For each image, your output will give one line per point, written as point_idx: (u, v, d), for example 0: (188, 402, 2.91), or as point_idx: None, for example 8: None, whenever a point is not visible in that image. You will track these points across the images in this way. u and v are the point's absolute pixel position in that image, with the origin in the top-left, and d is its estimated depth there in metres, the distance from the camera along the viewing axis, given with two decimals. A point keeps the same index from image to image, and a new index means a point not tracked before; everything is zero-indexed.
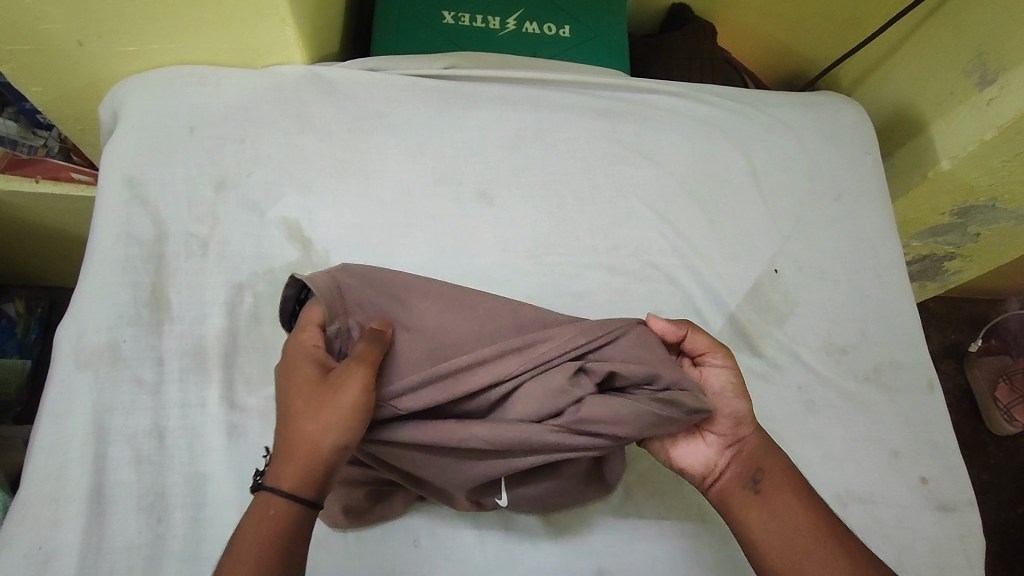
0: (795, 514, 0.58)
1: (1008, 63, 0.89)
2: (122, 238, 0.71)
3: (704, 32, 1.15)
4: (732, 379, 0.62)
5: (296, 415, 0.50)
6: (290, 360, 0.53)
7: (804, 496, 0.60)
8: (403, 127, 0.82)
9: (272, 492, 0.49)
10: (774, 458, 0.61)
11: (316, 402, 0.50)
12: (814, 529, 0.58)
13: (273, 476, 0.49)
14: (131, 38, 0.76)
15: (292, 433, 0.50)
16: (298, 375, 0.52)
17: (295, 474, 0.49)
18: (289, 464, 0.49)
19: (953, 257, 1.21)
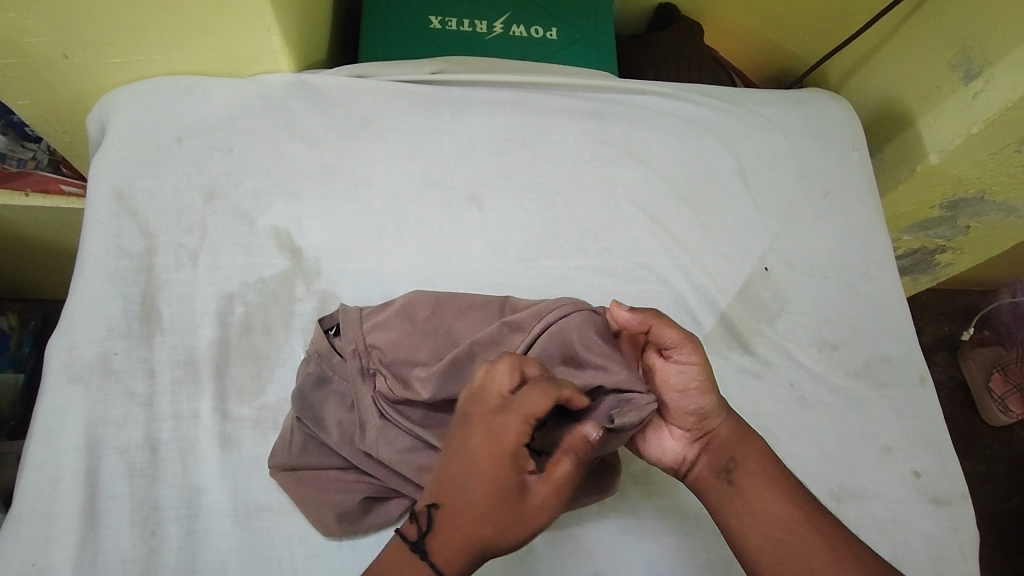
0: (775, 502, 0.58)
1: (993, 56, 0.89)
2: (111, 251, 0.71)
3: (691, 31, 1.15)
4: (699, 373, 0.59)
5: (487, 488, 0.49)
6: (503, 441, 0.49)
7: (785, 481, 0.59)
8: (392, 133, 0.82)
9: (434, 569, 0.50)
10: (751, 448, 0.61)
11: (504, 513, 0.49)
12: (799, 514, 0.57)
13: (433, 552, 0.50)
14: (117, 50, 0.76)
15: (461, 527, 0.49)
16: (479, 474, 0.49)
17: (457, 561, 0.50)
18: (454, 551, 0.50)
19: (944, 250, 1.22)
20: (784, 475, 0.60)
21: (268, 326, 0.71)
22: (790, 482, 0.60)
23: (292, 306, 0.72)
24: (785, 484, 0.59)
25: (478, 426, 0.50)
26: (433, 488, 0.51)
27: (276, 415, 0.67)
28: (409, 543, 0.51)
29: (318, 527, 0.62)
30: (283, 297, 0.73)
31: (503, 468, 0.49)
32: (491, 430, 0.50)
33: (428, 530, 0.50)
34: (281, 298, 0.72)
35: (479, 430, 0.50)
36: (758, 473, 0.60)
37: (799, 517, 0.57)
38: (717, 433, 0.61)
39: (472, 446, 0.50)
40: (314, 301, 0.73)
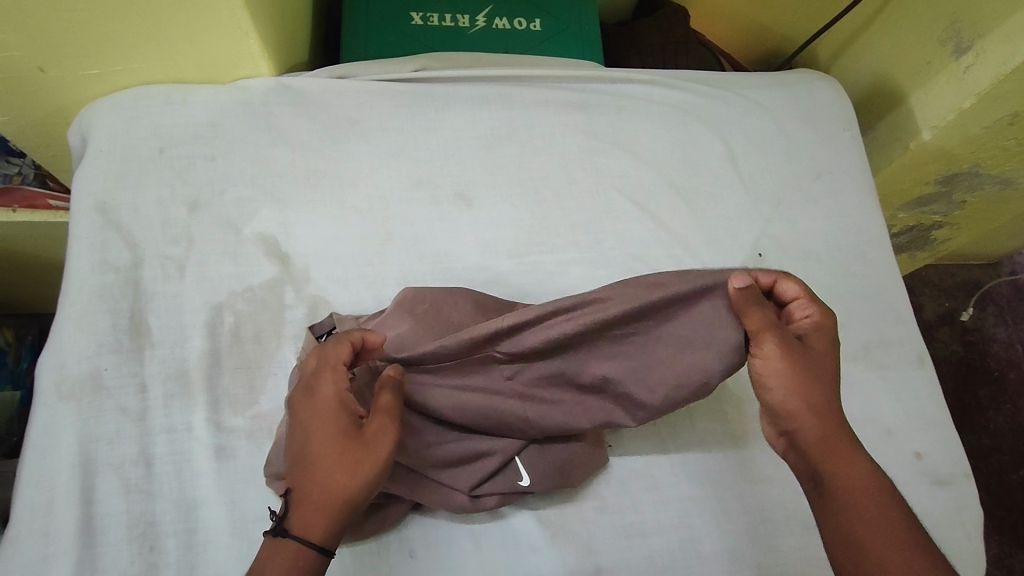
0: (865, 505, 0.52)
1: (982, 30, 0.88)
2: (97, 265, 0.70)
3: (678, 15, 1.13)
4: (782, 362, 0.57)
5: (317, 443, 0.53)
6: (318, 401, 0.55)
7: (878, 480, 0.53)
8: (376, 134, 0.81)
9: (295, 538, 0.51)
10: (846, 449, 0.55)
11: (342, 452, 0.52)
12: (884, 516, 0.52)
13: (292, 526, 0.51)
14: (93, 61, 0.75)
15: (313, 487, 0.52)
16: (312, 429, 0.54)
17: (316, 520, 0.51)
18: (311, 513, 0.51)
19: (941, 226, 1.21)
20: (875, 476, 0.53)
21: (259, 335, 0.70)
22: (874, 482, 0.53)
23: (282, 314, 0.72)
24: (874, 485, 0.53)
25: (301, 407, 0.56)
26: (289, 474, 0.54)
27: (271, 424, 0.67)
28: (269, 531, 0.51)
29: None
30: (273, 304, 0.72)
31: (333, 419, 0.54)
32: (319, 403, 0.55)
33: (287, 512, 0.52)
34: (270, 306, 0.72)
35: (303, 407, 0.56)
36: (843, 470, 0.54)
37: (881, 517, 0.52)
38: (806, 435, 0.56)
39: (310, 422, 0.55)
40: (304, 307, 0.72)
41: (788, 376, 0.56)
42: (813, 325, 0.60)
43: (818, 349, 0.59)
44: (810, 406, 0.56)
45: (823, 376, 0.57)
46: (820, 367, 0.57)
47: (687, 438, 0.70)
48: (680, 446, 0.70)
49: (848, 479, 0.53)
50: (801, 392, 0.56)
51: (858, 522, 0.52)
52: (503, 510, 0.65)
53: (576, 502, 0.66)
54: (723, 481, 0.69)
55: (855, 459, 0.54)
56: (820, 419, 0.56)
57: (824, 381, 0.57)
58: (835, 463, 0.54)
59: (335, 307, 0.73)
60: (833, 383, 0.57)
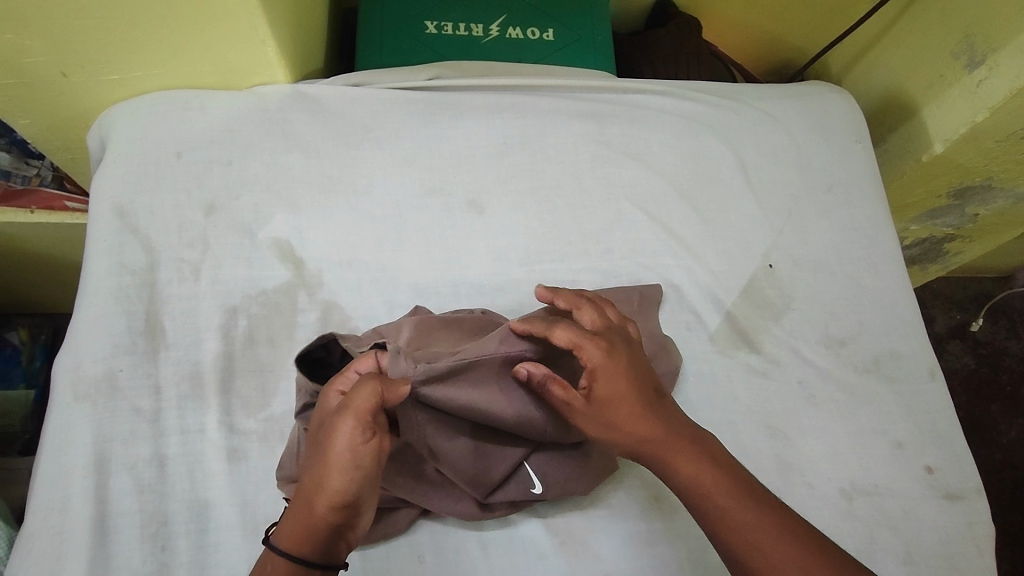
0: (719, 516, 0.55)
1: (995, 43, 0.88)
2: (115, 267, 0.71)
3: (689, 26, 1.14)
4: (595, 425, 0.58)
5: (307, 454, 0.54)
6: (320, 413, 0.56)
7: (722, 480, 0.56)
8: (390, 141, 0.82)
9: (278, 551, 0.50)
10: (685, 462, 0.57)
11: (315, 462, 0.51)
12: (741, 516, 0.54)
13: (279, 539, 0.51)
14: (114, 67, 0.76)
15: (295, 498, 0.52)
16: (309, 441, 0.55)
17: (295, 532, 0.51)
18: (291, 524, 0.51)
19: (953, 239, 1.21)
20: (705, 468, 0.57)
21: (272, 339, 0.71)
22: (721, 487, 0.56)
23: (295, 317, 0.72)
24: (718, 487, 0.56)
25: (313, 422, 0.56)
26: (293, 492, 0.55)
27: (282, 427, 0.67)
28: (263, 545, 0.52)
29: None
30: (287, 308, 0.73)
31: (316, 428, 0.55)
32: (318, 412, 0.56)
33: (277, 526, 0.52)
34: (284, 310, 0.72)
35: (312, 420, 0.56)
36: (689, 488, 0.56)
37: (729, 513, 0.55)
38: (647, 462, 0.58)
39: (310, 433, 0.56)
40: (317, 311, 0.73)
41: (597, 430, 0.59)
42: (592, 364, 0.59)
43: (604, 391, 0.58)
44: (639, 442, 0.58)
45: (635, 408, 0.58)
46: (621, 408, 0.58)
47: None
48: None
49: (695, 495, 0.56)
50: (622, 435, 0.58)
51: (720, 532, 0.55)
52: (511, 518, 0.65)
53: (585, 510, 0.66)
54: None
55: (686, 462, 0.57)
56: (644, 443, 0.58)
57: (629, 415, 0.58)
58: (670, 470, 0.57)
59: (347, 311, 0.74)
60: (638, 409, 0.58)
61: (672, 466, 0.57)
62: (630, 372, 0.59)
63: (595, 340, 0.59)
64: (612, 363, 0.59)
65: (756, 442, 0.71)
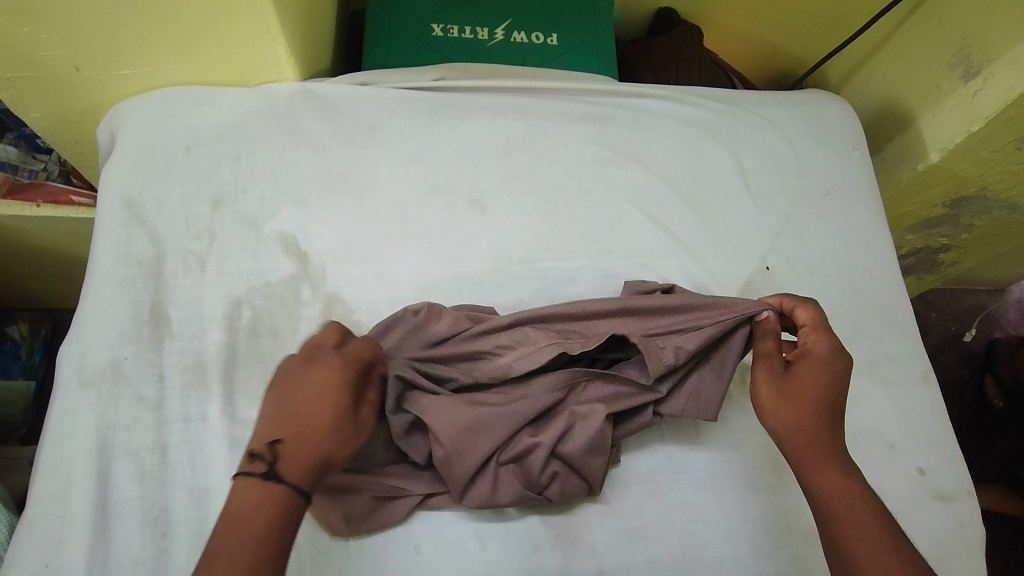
0: (844, 523, 0.54)
1: (991, 55, 0.89)
2: (121, 257, 0.72)
3: (691, 34, 1.16)
4: (769, 389, 0.62)
5: (320, 410, 0.55)
6: (332, 376, 0.57)
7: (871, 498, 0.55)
8: (395, 139, 0.83)
9: (287, 486, 0.51)
10: (837, 469, 0.57)
11: (345, 429, 0.55)
12: (865, 532, 0.53)
13: (285, 475, 0.51)
14: (125, 62, 0.77)
15: (304, 443, 0.53)
16: (323, 397, 0.56)
17: (308, 474, 0.52)
18: (303, 468, 0.52)
19: (948, 249, 1.22)
20: (857, 487, 0.56)
21: (276, 330, 0.72)
22: (852, 500, 0.55)
23: (298, 310, 0.73)
24: (854, 502, 0.55)
25: (317, 373, 0.57)
26: (271, 428, 0.54)
27: None
28: (259, 476, 0.51)
29: (324, 525, 0.62)
30: (290, 301, 0.74)
31: (339, 392, 0.56)
32: (331, 375, 0.57)
33: (275, 459, 0.52)
34: (287, 302, 0.73)
35: (302, 371, 0.57)
36: (826, 495, 0.56)
37: (866, 533, 0.53)
38: (791, 450, 0.59)
39: (309, 384, 0.56)
40: (320, 305, 0.74)
41: (771, 396, 0.61)
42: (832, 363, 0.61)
43: (808, 371, 0.61)
44: (789, 427, 0.59)
45: (835, 409, 0.60)
46: (816, 385, 0.60)
47: (692, 444, 0.71)
48: (684, 452, 0.70)
49: (833, 503, 0.55)
50: (793, 410, 0.60)
51: (837, 541, 0.54)
52: (509, 511, 0.65)
53: (581, 504, 0.66)
54: (728, 488, 0.69)
55: (833, 472, 0.57)
56: (819, 432, 0.59)
57: (834, 411, 0.60)
58: (814, 471, 0.57)
59: (350, 305, 0.75)
60: (835, 411, 0.60)
61: (819, 468, 0.57)
62: (842, 377, 0.61)
63: (836, 340, 0.63)
64: (833, 362, 0.61)
65: (750, 440, 0.72)
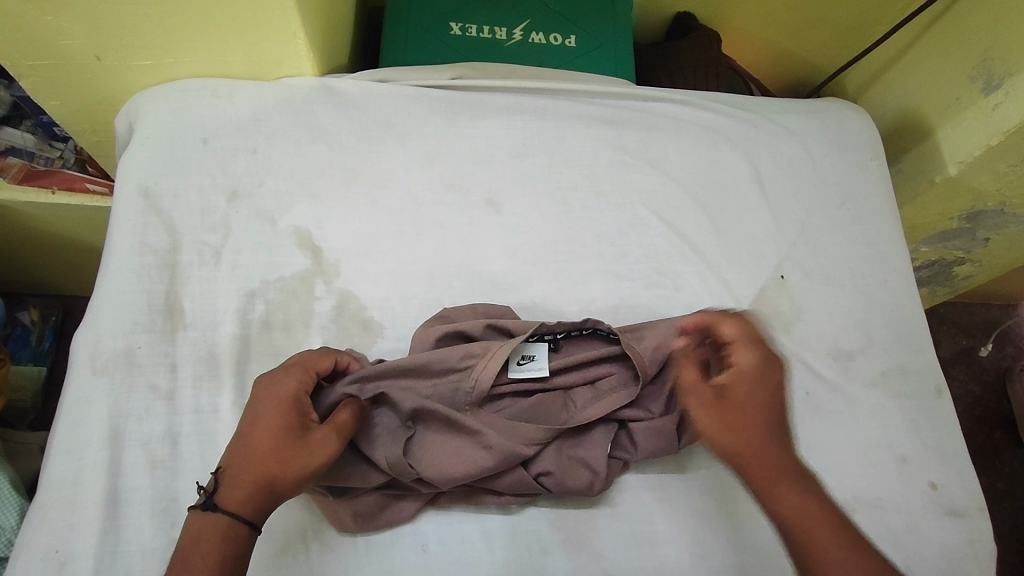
0: (810, 535, 0.56)
1: (1012, 68, 0.89)
2: (137, 247, 0.72)
3: (709, 39, 1.16)
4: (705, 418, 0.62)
5: (259, 432, 0.56)
6: (281, 393, 0.58)
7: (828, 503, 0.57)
8: (412, 137, 0.84)
9: (226, 513, 0.53)
10: (796, 480, 0.58)
11: (287, 447, 0.55)
12: (829, 542, 0.55)
13: (224, 502, 0.53)
14: (146, 53, 0.78)
15: (246, 469, 0.54)
16: (265, 414, 0.57)
17: (247, 500, 0.53)
18: (242, 493, 0.54)
19: (962, 262, 1.21)
20: (810, 500, 0.57)
21: (289, 324, 0.72)
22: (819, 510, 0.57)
23: (311, 304, 0.73)
24: (819, 511, 0.57)
25: (262, 389, 0.58)
26: (225, 453, 0.56)
27: None
28: (198, 505, 0.53)
29: (332, 522, 0.62)
30: (303, 295, 0.74)
31: (283, 413, 0.57)
32: (276, 390, 0.58)
33: (216, 486, 0.54)
34: (301, 296, 0.74)
35: (261, 393, 0.58)
36: (785, 517, 0.57)
37: (829, 547, 0.55)
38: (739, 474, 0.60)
39: (258, 406, 0.57)
40: (333, 300, 0.74)
41: (713, 425, 0.62)
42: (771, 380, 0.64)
43: (737, 390, 0.63)
44: (732, 451, 0.60)
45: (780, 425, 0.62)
46: (755, 403, 0.62)
47: (703, 453, 0.70)
48: (695, 459, 0.70)
49: (794, 523, 0.57)
50: (735, 435, 0.61)
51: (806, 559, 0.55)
52: (517, 513, 0.65)
53: (590, 508, 0.66)
54: (739, 497, 0.69)
55: (785, 490, 0.58)
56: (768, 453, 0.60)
57: (780, 425, 0.61)
58: (768, 495, 0.59)
59: (363, 301, 0.75)
60: (775, 427, 0.61)
61: (771, 491, 0.58)
62: (773, 386, 0.63)
63: (760, 354, 0.65)
64: (759, 379, 0.63)
65: None
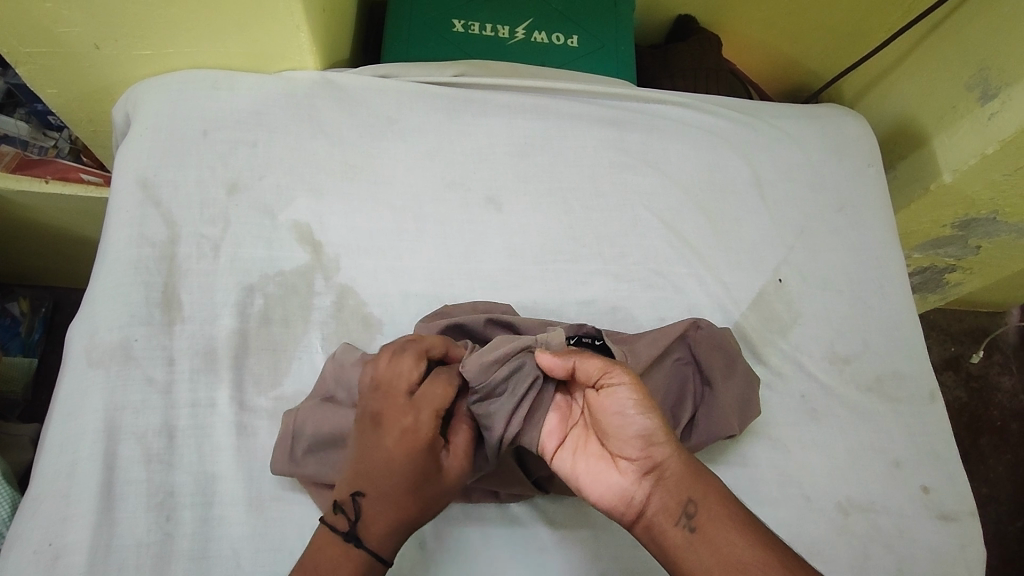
0: (708, 540, 0.55)
1: (1009, 79, 0.90)
2: (135, 239, 0.72)
3: (710, 42, 1.16)
4: (642, 415, 0.57)
5: (394, 473, 0.55)
6: (413, 432, 0.56)
7: (721, 506, 0.56)
8: (414, 134, 0.83)
9: (370, 551, 0.55)
10: (697, 472, 0.58)
11: (427, 488, 0.56)
12: (739, 547, 0.54)
13: (366, 537, 0.55)
14: (147, 42, 0.77)
15: (385, 507, 0.55)
16: (398, 454, 0.56)
17: (389, 538, 0.56)
18: (386, 533, 0.55)
19: (954, 270, 1.22)
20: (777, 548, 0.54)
21: (287, 319, 0.72)
22: (689, 517, 0.56)
23: (311, 300, 0.73)
24: (711, 516, 0.56)
25: (390, 425, 0.56)
26: (358, 484, 0.56)
27: (292, 407, 0.68)
28: (341, 536, 0.55)
29: None
30: (302, 290, 0.73)
31: (420, 454, 0.56)
32: (407, 430, 0.56)
33: (358, 521, 0.56)
34: (300, 291, 0.73)
35: (394, 429, 0.56)
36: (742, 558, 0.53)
37: None
38: (687, 495, 0.57)
39: (389, 443, 0.56)
40: (333, 295, 0.74)
41: (640, 424, 0.57)
42: (612, 380, 0.58)
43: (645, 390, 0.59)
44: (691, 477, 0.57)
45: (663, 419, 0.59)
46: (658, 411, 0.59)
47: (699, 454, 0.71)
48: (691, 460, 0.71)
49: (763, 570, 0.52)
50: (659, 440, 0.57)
51: None
52: (516, 512, 0.65)
53: (587, 507, 0.67)
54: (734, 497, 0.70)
55: (751, 535, 0.54)
56: (676, 470, 0.57)
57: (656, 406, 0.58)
58: (718, 530, 0.55)
59: (362, 297, 0.74)
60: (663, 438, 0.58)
61: (733, 528, 0.55)
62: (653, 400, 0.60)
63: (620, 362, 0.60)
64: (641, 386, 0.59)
65: (757, 451, 0.72)
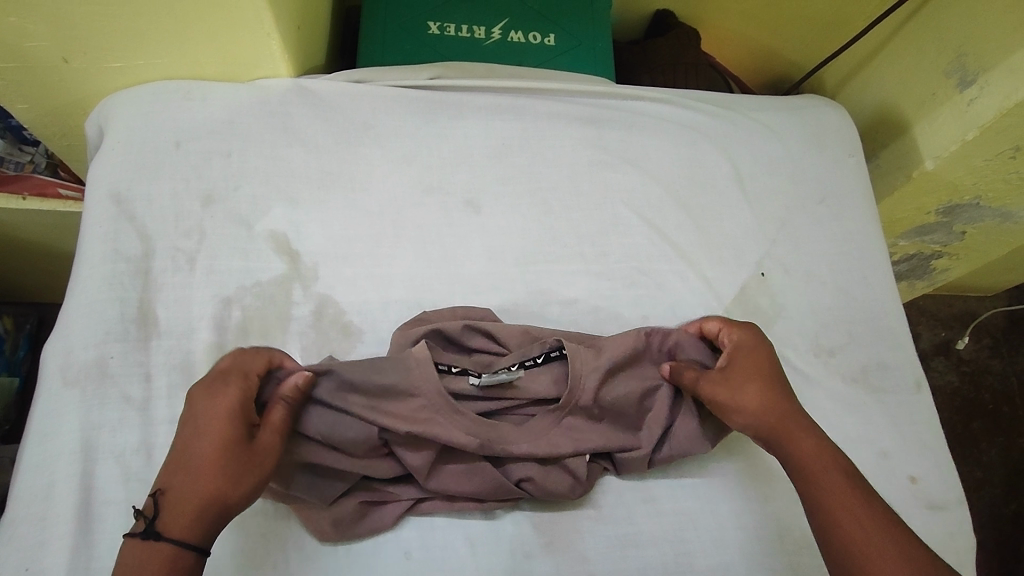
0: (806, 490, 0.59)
1: (987, 64, 0.89)
2: (109, 254, 0.71)
3: (688, 37, 1.16)
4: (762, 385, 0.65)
5: (198, 450, 0.54)
6: (217, 406, 0.55)
7: (825, 465, 0.59)
8: (390, 138, 0.83)
9: (171, 541, 0.50)
10: (793, 435, 0.62)
11: (235, 460, 0.54)
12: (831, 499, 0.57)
13: (168, 528, 0.51)
14: (115, 55, 0.76)
15: (189, 488, 0.52)
16: (205, 429, 0.54)
17: (194, 521, 0.51)
18: (190, 517, 0.51)
19: (940, 256, 1.22)
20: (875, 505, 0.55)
21: (266, 330, 0.71)
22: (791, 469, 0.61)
23: (289, 311, 0.72)
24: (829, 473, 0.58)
25: (199, 405, 0.56)
26: (162, 477, 0.53)
27: None
28: (137, 535, 0.51)
29: (312, 530, 0.61)
30: (280, 301, 0.72)
31: (227, 424, 0.55)
32: (214, 404, 0.56)
33: (158, 513, 0.52)
34: (278, 302, 0.72)
35: (203, 406, 0.56)
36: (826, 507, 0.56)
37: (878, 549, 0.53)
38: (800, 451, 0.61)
39: (200, 423, 0.55)
40: (311, 305, 0.73)
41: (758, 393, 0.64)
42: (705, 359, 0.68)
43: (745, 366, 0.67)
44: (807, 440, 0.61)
45: (775, 390, 0.65)
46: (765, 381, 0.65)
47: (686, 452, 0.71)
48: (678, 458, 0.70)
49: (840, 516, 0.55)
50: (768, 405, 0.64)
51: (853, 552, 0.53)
52: (502, 519, 0.65)
53: (574, 511, 0.66)
54: (722, 494, 0.69)
55: (857, 493, 0.56)
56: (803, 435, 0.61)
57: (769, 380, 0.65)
58: (813, 481, 0.58)
59: (342, 306, 0.74)
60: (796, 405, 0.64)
61: (842, 485, 0.57)
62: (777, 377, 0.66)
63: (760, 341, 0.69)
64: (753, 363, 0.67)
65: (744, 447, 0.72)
